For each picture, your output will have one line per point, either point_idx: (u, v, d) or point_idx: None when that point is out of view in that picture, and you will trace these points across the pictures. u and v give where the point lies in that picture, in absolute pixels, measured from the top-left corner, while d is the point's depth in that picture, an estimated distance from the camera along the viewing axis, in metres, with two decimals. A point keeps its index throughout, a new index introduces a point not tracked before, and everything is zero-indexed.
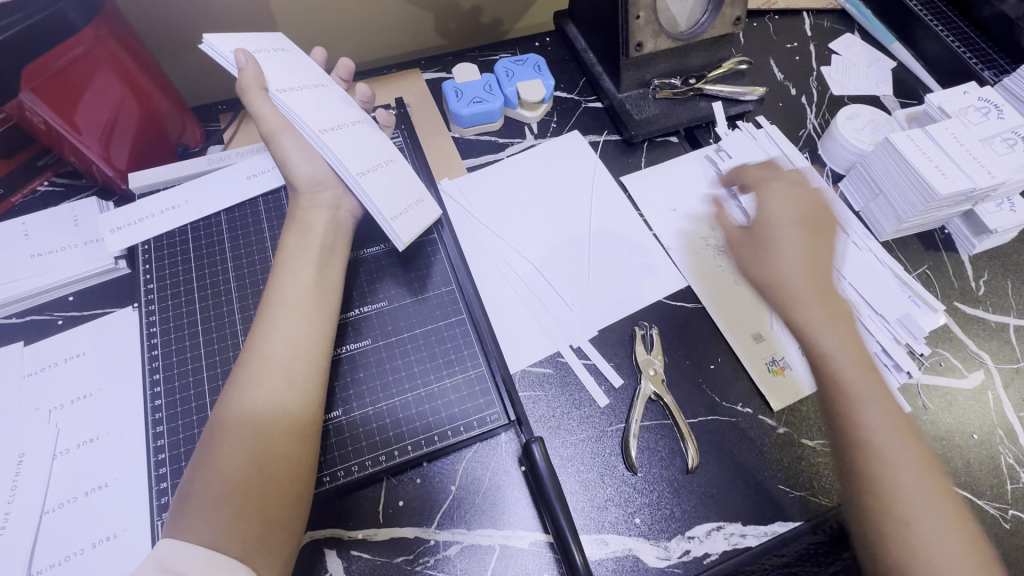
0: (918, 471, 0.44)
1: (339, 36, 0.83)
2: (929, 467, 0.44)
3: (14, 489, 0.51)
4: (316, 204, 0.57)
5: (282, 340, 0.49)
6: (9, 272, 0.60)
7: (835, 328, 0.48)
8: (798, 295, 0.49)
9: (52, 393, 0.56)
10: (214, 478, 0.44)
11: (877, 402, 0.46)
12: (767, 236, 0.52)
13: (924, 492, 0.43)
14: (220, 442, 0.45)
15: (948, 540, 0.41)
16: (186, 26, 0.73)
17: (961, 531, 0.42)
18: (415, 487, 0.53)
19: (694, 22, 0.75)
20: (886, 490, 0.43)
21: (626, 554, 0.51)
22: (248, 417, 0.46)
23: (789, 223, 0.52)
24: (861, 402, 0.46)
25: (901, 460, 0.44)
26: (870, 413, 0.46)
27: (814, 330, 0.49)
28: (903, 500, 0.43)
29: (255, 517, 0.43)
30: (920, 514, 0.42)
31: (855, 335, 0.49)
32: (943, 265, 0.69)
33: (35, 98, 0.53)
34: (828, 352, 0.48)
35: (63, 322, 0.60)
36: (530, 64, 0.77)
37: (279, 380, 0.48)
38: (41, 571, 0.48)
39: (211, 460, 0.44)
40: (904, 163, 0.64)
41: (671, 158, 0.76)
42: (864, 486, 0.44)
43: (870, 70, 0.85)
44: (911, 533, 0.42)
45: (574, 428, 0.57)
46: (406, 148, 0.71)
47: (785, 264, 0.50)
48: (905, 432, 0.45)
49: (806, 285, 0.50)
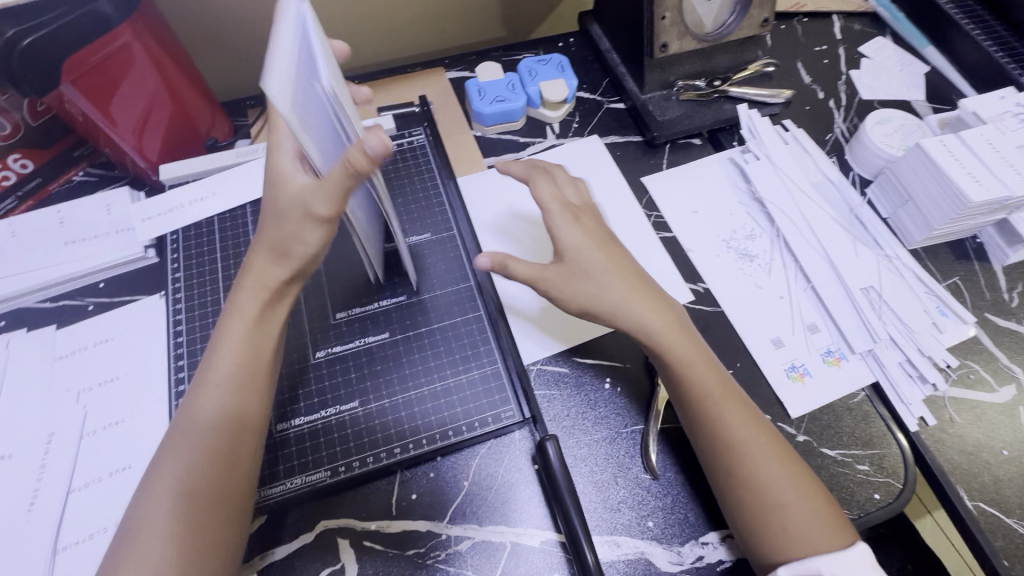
0: (777, 460, 0.48)
1: (366, 36, 0.84)
2: (793, 464, 0.49)
3: (43, 467, 0.52)
4: (277, 259, 0.48)
5: (231, 346, 0.48)
6: (46, 257, 0.62)
7: (683, 343, 0.52)
8: (618, 306, 0.53)
9: (82, 375, 0.58)
10: (165, 492, 0.43)
11: (727, 410, 0.50)
12: (579, 266, 0.53)
13: (784, 476, 0.48)
14: (172, 455, 0.45)
15: (812, 517, 0.46)
16: (220, 23, 0.75)
17: (824, 508, 0.47)
18: (428, 481, 0.53)
19: (720, 23, 0.74)
20: (756, 479, 0.47)
21: (638, 558, 0.50)
22: (199, 426, 0.46)
23: (596, 246, 0.55)
24: (723, 408, 0.50)
25: (764, 454, 0.48)
26: (728, 420, 0.49)
27: (660, 344, 0.52)
28: (770, 483, 0.47)
29: (201, 523, 0.43)
30: (789, 500, 0.47)
31: (693, 341, 0.53)
32: (974, 276, 0.67)
33: (74, 90, 0.55)
34: (680, 366, 0.51)
35: (93, 307, 0.62)
36: (554, 63, 0.77)
37: (228, 384, 0.47)
38: (65, 548, 0.49)
39: (160, 474, 0.44)
40: (936, 170, 0.62)
41: (693, 161, 0.75)
42: (732, 478, 0.48)
43: (901, 74, 0.83)
44: (785, 518, 0.46)
45: (589, 429, 0.56)
46: (428, 145, 0.73)
47: (616, 290, 0.53)
48: (760, 427, 0.50)
49: (660, 322, 0.53)
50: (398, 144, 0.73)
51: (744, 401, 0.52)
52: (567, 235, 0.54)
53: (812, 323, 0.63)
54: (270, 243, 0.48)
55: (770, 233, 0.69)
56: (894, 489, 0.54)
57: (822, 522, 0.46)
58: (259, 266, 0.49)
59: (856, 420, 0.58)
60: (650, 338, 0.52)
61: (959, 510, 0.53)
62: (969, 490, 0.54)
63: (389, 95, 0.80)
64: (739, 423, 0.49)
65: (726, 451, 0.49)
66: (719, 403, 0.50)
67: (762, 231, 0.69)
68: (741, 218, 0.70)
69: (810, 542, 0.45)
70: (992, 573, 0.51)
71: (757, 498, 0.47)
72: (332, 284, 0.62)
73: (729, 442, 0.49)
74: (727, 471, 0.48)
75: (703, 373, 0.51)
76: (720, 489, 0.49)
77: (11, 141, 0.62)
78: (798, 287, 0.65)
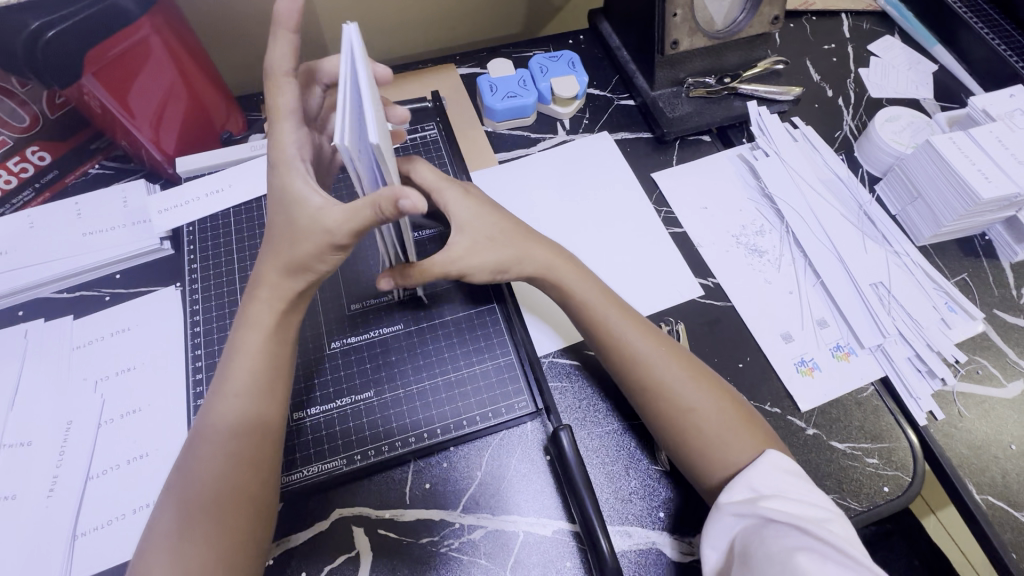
0: (684, 372, 0.52)
1: (377, 32, 0.85)
2: (702, 375, 0.53)
3: (63, 454, 0.53)
4: (292, 275, 0.49)
5: (248, 353, 0.49)
6: (64, 248, 0.63)
7: (583, 278, 0.57)
8: (527, 257, 0.56)
9: (100, 365, 0.58)
10: (186, 497, 0.44)
11: (630, 332, 0.54)
12: (482, 236, 0.55)
13: (690, 385, 0.52)
14: (199, 455, 0.46)
15: (724, 421, 0.50)
16: (234, 18, 0.75)
17: (733, 412, 0.51)
18: (441, 471, 0.54)
19: (730, 21, 0.74)
20: (665, 389, 0.51)
21: (649, 547, 0.51)
22: (217, 433, 0.46)
23: (500, 218, 0.57)
24: (627, 333, 0.54)
25: (668, 366, 0.53)
26: (633, 341, 0.54)
27: (563, 282, 0.57)
28: (678, 394, 0.51)
29: (219, 528, 0.43)
30: (697, 405, 0.51)
31: (594, 280, 0.58)
32: (983, 272, 0.67)
33: (95, 82, 0.56)
34: (585, 304, 0.56)
35: (110, 298, 0.63)
36: (564, 60, 0.78)
37: (242, 389, 0.48)
38: (86, 533, 0.50)
39: (182, 481, 0.45)
40: (945, 166, 0.63)
41: (703, 157, 0.76)
42: (645, 393, 0.52)
43: (910, 72, 0.84)
44: (694, 420, 0.50)
45: (600, 420, 0.57)
46: (440, 140, 0.74)
47: (523, 241, 0.57)
48: (661, 343, 0.54)
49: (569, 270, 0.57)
50: (409, 138, 0.74)
51: (646, 324, 0.56)
52: (462, 210, 0.56)
53: (821, 318, 0.63)
54: (287, 261, 0.48)
55: (780, 229, 0.69)
56: (903, 482, 0.55)
57: (736, 426, 0.50)
58: (273, 281, 0.49)
59: (865, 414, 0.58)
60: (557, 280, 0.57)
61: (968, 504, 0.54)
62: (978, 484, 0.55)
63: (400, 90, 0.80)
64: (641, 341, 0.54)
65: (636, 371, 0.53)
66: (621, 328, 0.54)
67: (771, 227, 0.70)
68: (750, 214, 0.71)
69: (724, 443, 0.49)
70: (1000, 565, 0.52)
71: (670, 409, 0.51)
72: (345, 276, 0.62)
73: (635, 361, 0.53)
74: (640, 388, 0.52)
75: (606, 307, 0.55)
76: (638, 405, 0.53)
77: (29, 132, 0.63)
78: (807, 282, 0.66)
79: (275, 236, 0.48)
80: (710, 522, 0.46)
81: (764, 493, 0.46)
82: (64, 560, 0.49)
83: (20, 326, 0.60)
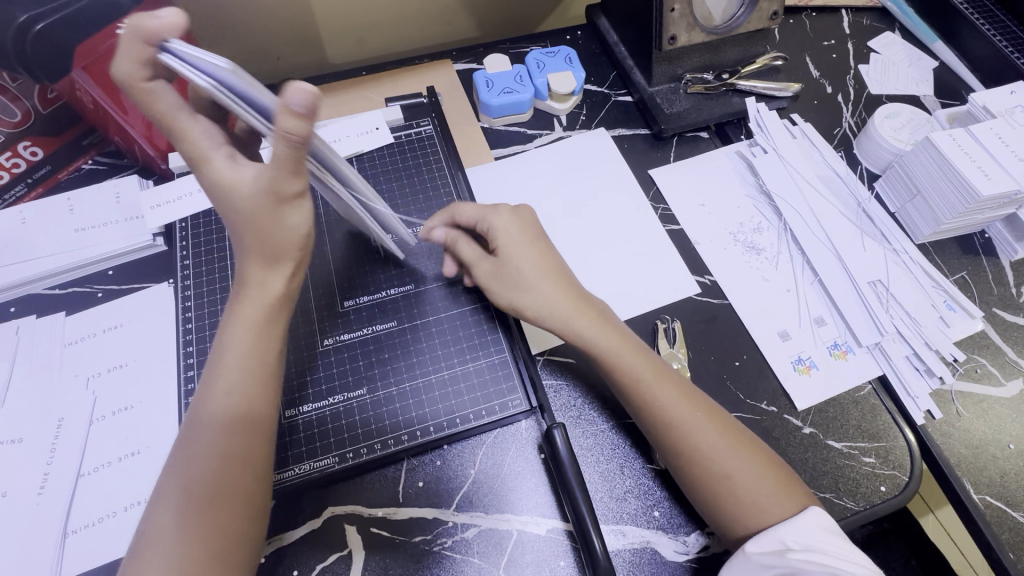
0: (718, 432, 0.49)
1: (374, 28, 0.84)
2: (736, 436, 0.50)
3: (53, 451, 0.53)
4: (272, 267, 0.47)
5: (234, 345, 0.47)
6: (56, 244, 0.63)
7: (605, 331, 0.54)
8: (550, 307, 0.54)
9: (91, 362, 0.58)
10: (179, 495, 0.43)
11: (660, 391, 0.51)
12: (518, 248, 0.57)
13: (726, 447, 0.49)
14: (189, 454, 0.44)
15: (761, 484, 0.47)
16: (227, 12, 0.75)
17: (770, 469, 0.48)
18: (434, 469, 0.54)
19: (729, 16, 0.74)
20: (699, 452, 0.49)
21: (643, 547, 0.50)
22: (207, 427, 0.45)
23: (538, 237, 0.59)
24: (656, 389, 0.51)
25: (703, 426, 0.49)
26: (663, 400, 0.50)
27: (584, 336, 0.53)
28: (714, 458, 0.48)
29: (217, 527, 0.43)
30: (735, 469, 0.48)
31: (619, 331, 0.55)
32: (982, 271, 0.66)
33: (85, 75, 0.56)
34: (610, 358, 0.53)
35: (103, 294, 0.62)
36: (561, 56, 0.77)
37: (232, 382, 0.46)
38: (76, 530, 0.50)
39: (173, 477, 0.44)
40: (945, 163, 0.62)
41: (701, 154, 0.75)
42: (680, 458, 0.49)
43: (910, 69, 0.83)
44: (733, 485, 0.47)
45: (594, 418, 0.56)
46: (435, 136, 0.73)
47: (546, 287, 0.55)
48: (692, 401, 0.51)
49: (596, 324, 0.54)
50: (404, 134, 0.73)
51: (676, 380, 0.52)
52: (502, 229, 0.58)
53: (819, 316, 0.63)
54: (263, 255, 0.46)
55: (778, 226, 0.69)
56: (900, 482, 0.54)
57: (773, 488, 0.47)
58: (254, 277, 0.47)
59: (863, 413, 0.58)
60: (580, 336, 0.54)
61: (966, 504, 0.53)
62: (976, 483, 0.54)
63: (396, 86, 0.80)
64: (672, 401, 0.50)
65: (670, 433, 0.49)
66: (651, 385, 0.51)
67: (769, 224, 0.69)
68: (748, 211, 0.70)
69: (766, 508, 0.46)
70: (998, 565, 0.52)
71: (707, 474, 0.48)
72: (338, 272, 0.62)
73: (668, 422, 0.50)
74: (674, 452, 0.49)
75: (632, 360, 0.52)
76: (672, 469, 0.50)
77: (20, 128, 0.63)
78: (805, 280, 0.65)
79: (239, 233, 0.45)
80: (731, 566, 0.45)
81: (795, 547, 0.44)
82: (54, 557, 0.48)
83: (11, 322, 0.60)
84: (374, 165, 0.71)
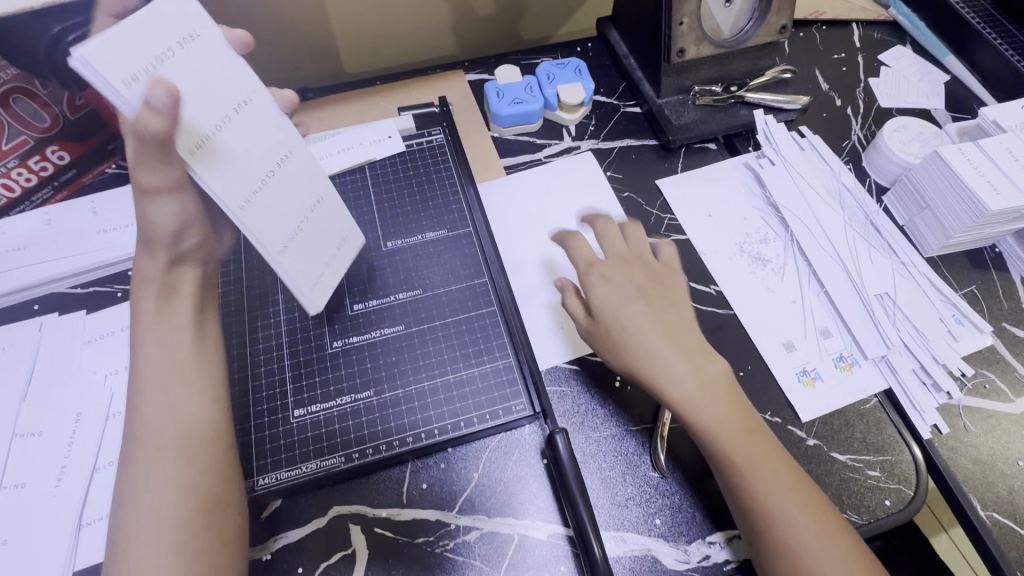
0: (822, 538, 0.45)
1: (388, 37, 0.86)
2: (848, 550, 0.45)
3: (71, 445, 0.55)
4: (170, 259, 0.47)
5: (161, 357, 0.46)
6: (80, 245, 0.65)
7: (723, 409, 0.49)
8: (661, 363, 0.50)
9: (108, 359, 0.60)
10: (146, 504, 0.42)
11: (772, 486, 0.46)
12: (609, 303, 0.53)
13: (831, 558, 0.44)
14: (144, 469, 0.43)
15: None
16: (248, 24, 0.78)
17: None
18: (438, 471, 0.55)
19: (737, 29, 0.74)
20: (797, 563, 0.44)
21: (644, 554, 0.51)
22: (152, 431, 0.44)
23: (603, 274, 0.55)
24: (769, 487, 0.46)
25: (806, 532, 0.45)
26: (775, 503, 0.46)
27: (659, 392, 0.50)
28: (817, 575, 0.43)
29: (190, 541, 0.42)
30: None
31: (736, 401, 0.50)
32: (992, 285, 0.66)
33: None
34: (718, 435, 0.48)
35: (122, 294, 0.64)
36: (571, 67, 0.78)
37: (175, 396, 0.45)
38: (91, 523, 0.51)
39: (130, 479, 0.43)
40: (953, 177, 0.62)
41: (708, 164, 0.76)
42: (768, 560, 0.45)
43: (920, 82, 0.83)
44: None
45: (598, 425, 0.57)
46: (446, 144, 0.75)
47: (644, 339, 0.51)
48: (803, 493, 0.47)
49: (683, 366, 0.50)
50: (415, 143, 0.75)
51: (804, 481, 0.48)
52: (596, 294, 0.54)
53: (825, 328, 0.63)
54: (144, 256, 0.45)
55: (785, 238, 0.69)
56: (906, 495, 0.54)
57: None
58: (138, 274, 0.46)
59: (868, 426, 0.58)
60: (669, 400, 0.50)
61: (971, 520, 0.53)
62: (982, 499, 0.54)
63: (408, 95, 0.82)
64: (781, 495, 0.46)
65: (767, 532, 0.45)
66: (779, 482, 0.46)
67: (775, 236, 0.69)
68: (755, 222, 0.71)
69: None
70: None
71: None
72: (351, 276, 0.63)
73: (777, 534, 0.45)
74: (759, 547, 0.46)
75: (713, 408, 0.49)
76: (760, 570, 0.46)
77: (49, 133, 0.65)
78: (811, 292, 0.65)
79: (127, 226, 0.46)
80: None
81: None
82: (69, 549, 0.50)
83: (34, 319, 0.62)
84: (386, 172, 0.72)
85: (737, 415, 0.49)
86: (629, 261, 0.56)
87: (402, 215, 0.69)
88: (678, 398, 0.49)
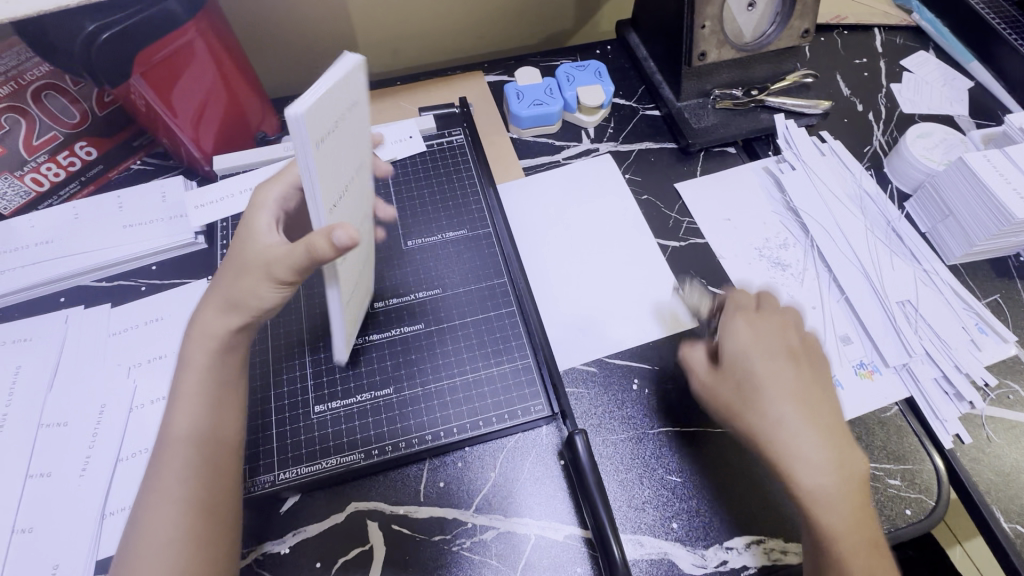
0: None
1: (410, 39, 0.87)
2: None
3: (95, 436, 0.55)
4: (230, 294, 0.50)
5: (200, 371, 0.49)
6: (105, 240, 0.66)
7: (847, 500, 0.46)
8: (790, 432, 0.48)
9: (132, 352, 0.61)
10: (162, 507, 0.45)
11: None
12: (761, 373, 0.51)
13: None
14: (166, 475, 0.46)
15: None
16: (273, 24, 0.79)
17: None
18: (455, 470, 0.55)
19: (759, 33, 0.74)
20: None
21: (661, 558, 0.51)
22: (177, 444, 0.47)
23: (786, 355, 0.52)
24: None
25: None
26: None
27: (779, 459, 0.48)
28: None
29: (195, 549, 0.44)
30: None
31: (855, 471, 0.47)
32: (1016, 293, 0.65)
33: (143, 82, 0.58)
34: (815, 496, 0.46)
35: (146, 288, 0.65)
36: (591, 69, 0.79)
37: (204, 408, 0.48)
38: (113, 513, 0.52)
39: (151, 486, 0.46)
40: (979, 184, 0.61)
41: (728, 168, 0.76)
42: None
43: (943, 88, 0.82)
44: None
45: (616, 427, 0.57)
46: (466, 145, 0.75)
47: (781, 403, 0.49)
48: None
49: (818, 442, 0.48)
50: (436, 143, 0.75)
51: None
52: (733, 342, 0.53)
53: (845, 334, 0.62)
54: (226, 298, 0.49)
55: (805, 243, 0.69)
56: (927, 506, 0.53)
57: None
58: (210, 320, 0.50)
59: (888, 434, 0.57)
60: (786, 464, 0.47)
61: (995, 532, 0.52)
62: (1006, 512, 0.53)
63: (428, 96, 0.82)
64: None
65: None
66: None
67: (795, 241, 0.69)
68: (774, 227, 0.70)
69: None
70: None
71: None
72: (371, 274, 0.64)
73: None
74: None
75: (841, 501, 0.46)
76: None
77: (78, 129, 0.67)
78: (832, 298, 0.65)
79: (228, 273, 0.50)
80: None
81: None
82: (92, 538, 0.50)
83: (60, 312, 0.63)
84: (407, 172, 0.73)
85: (850, 494, 0.46)
86: (779, 319, 0.54)
87: (422, 214, 0.69)
88: (811, 487, 0.47)
